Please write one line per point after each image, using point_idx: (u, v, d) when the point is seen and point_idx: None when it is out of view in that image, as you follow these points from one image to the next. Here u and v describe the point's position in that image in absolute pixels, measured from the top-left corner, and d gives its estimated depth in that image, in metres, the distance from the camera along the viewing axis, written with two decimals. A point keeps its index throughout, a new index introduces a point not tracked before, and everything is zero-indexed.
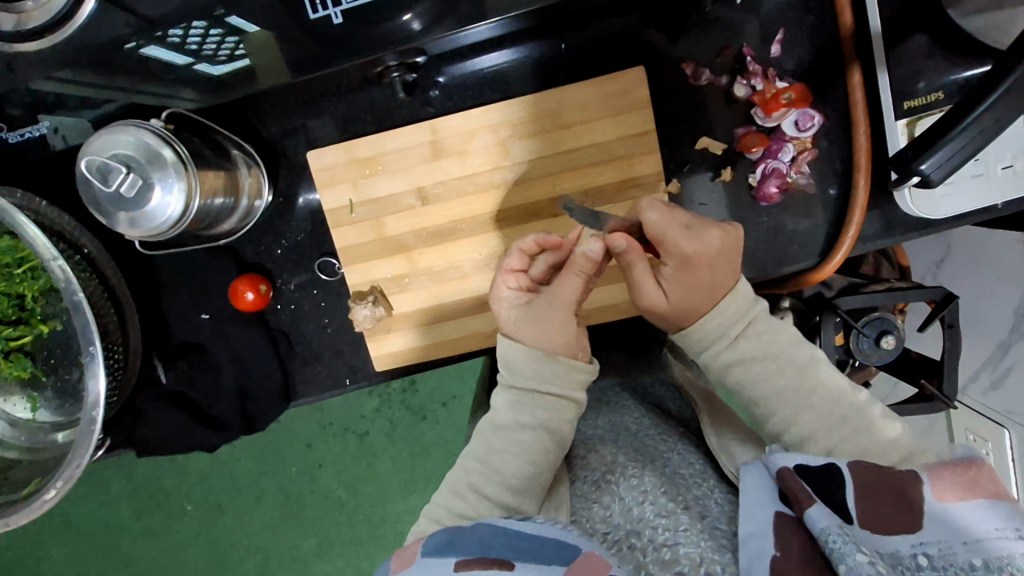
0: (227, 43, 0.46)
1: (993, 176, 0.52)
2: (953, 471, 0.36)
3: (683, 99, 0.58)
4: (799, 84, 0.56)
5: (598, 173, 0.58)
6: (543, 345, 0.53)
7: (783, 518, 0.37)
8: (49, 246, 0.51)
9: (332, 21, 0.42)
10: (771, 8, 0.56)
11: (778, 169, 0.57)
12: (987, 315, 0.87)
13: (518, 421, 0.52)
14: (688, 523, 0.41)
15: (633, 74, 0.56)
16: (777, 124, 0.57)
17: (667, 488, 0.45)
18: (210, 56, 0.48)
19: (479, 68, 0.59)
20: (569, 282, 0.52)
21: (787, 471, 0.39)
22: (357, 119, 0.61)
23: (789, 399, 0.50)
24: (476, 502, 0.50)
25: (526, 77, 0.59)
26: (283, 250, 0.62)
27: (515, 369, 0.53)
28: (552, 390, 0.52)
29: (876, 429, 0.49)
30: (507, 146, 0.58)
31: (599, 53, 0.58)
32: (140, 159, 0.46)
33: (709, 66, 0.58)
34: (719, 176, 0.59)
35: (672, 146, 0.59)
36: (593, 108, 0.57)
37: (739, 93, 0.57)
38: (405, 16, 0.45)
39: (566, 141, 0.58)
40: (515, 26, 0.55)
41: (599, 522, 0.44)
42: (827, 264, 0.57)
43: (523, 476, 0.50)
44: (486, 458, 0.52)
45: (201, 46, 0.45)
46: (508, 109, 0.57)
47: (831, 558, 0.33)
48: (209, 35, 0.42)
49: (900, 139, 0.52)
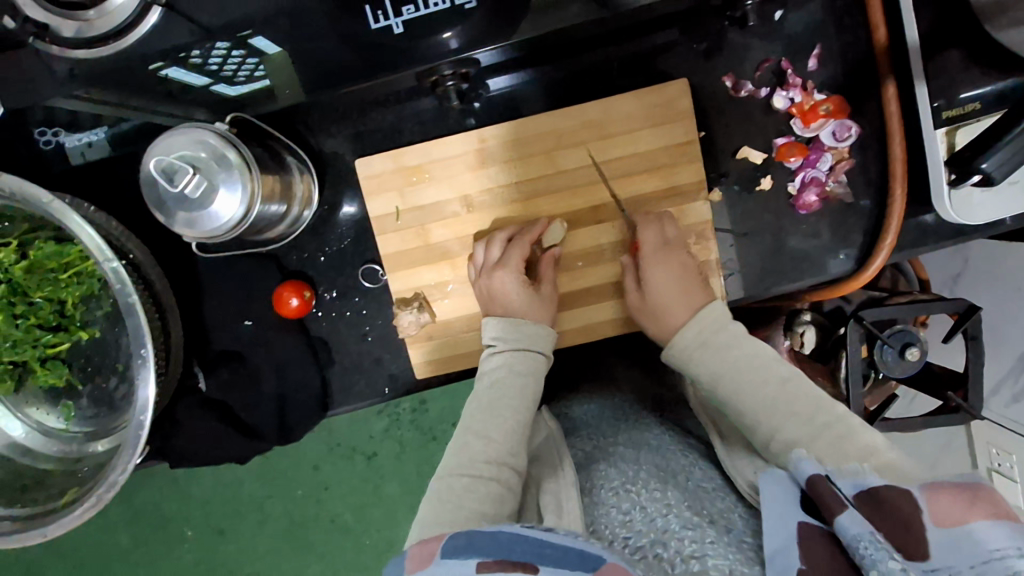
0: (246, 65, 0.49)
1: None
2: (953, 490, 0.33)
3: (724, 111, 0.60)
4: (836, 97, 0.58)
5: (642, 181, 0.60)
6: (523, 313, 0.58)
7: (808, 528, 0.34)
8: (103, 248, 0.50)
9: (393, 31, 0.43)
10: (811, 24, 0.58)
11: (817, 177, 0.59)
12: (1007, 328, 0.88)
13: (509, 371, 0.56)
14: (714, 536, 0.40)
15: (678, 86, 0.58)
16: (814, 134, 0.59)
17: (690, 503, 0.43)
18: (229, 77, 0.50)
19: (497, 89, 0.60)
20: (546, 273, 0.60)
21: (816, 475, 0.36)
22: (404, 129, 0.62)
23: (770, 409, 0.49)
24: (484, 446, 0.51)
25: (572, 88, 0.61)
26: (325, 258, 0.63)
27: (509, 335, 0.57)
28: (538, 348, 0.58)
29: (858, 436, 0.44)
30: (557, 154, 0.59)
31: (645, 66, 0.60)
32: (206, 160, 0.46)
33: (749, 78, 0.59)
34: (757, 186, 0.60)
35: (714, 156, 0.61)
36: (639, 117, 0.58)
37: (778, 105, 0.59)
38: (445, 34, 0.45)
39: (610, 150, 0.59)
40: (510, 56, 0.55)
41: (620, 527, 0.42)
42: (865, 270, 0.58)
43: (520, 422, 0.53)
44: (489, 407, 0.53)
45: (221, 66, 0.48)
46: (556, 119, 0.59)
47: (861, 565, 0.30)
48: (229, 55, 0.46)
49: (941, 150, 0.53)
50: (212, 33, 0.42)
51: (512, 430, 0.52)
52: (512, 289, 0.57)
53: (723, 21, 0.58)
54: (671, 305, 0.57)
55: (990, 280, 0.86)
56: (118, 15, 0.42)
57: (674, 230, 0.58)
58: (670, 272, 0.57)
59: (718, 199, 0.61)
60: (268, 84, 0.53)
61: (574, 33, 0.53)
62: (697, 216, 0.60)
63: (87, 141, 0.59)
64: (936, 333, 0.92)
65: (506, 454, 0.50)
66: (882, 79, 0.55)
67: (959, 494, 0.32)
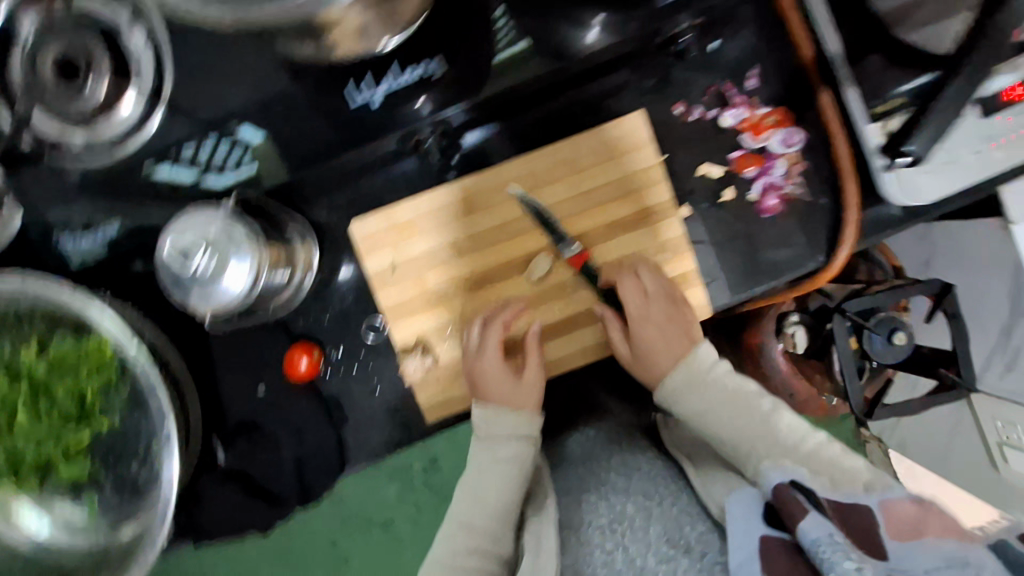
0: (232, 149, 0.51)
1: (946, 170, 0.59)
2: (902, 508, 0.43)
3: (680, 135, 0.65)
4: (779, 109, 0.64)
5: (616, 207, 0.64)
6: (508, 403, 0.62)
7: (768, 541, 0.44)
8: (140, 355, 0.56)
9: (371, 106, 0.49)
10: (748, 47, 0.64)
11: (774, 182, 0.64)
12: (984, 302, 0.92)
13: (496, 454, 0.63)
14: (687, 566, 0.52)
15: (635, 119, 0.63)
16: (765, 144, 0.64)
17: (669, 536, 0.54)
18: (217, 167, 0.53)
19: (474, 141, 0.66)
20: (532, 365, 0.62)
21: (783, 490, 0.45)
22: (392, 191, 0.66)
23: (741, 436, 0.58)
24: (466, 535, 0.60)
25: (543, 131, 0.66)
26: (330, 319, 0.65)
27: (491, 424, 0.63)
28: (523, 433, 0.63)
29: (817, 452, 0.55)
30: (536, 193, 0.64)
31: (605, 105, 0.66)
32: (218, 239, 0.51)
33: (698, 102, 0.65)
34: (722, 198, 0.65)
35: (679, 175, 0.65)
36: (606, 150, 0.64)
37: (728, 122, 0.65)
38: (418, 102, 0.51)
39: (583, 183, 0.64)
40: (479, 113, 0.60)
41: (604, 566, 0.54)
42: (833, 264, 0.62)
43: (501, 501, 0.61)
44: (472, 490, 0.62)
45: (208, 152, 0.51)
46: (530, 162, 0.64)
47: (820, 565, 0.38)
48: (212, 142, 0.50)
49: (874, 138, 0.58)
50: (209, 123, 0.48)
51: (496, 511, 0.61)
52: (496, 371, 0.61)
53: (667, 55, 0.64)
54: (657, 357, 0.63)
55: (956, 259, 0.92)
56: (122, 121, 0.49)
57: (654, 282, 0.62)
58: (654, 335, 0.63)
59: (689, 214, 0.65)
60: (256, 170, 0.55)
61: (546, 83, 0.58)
62: (671, 234, 0.63)
63: (100, 239, 0.59)
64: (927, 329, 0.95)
65: (490, 540, 0.59)
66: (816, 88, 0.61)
67: (916, 510, 0.42)
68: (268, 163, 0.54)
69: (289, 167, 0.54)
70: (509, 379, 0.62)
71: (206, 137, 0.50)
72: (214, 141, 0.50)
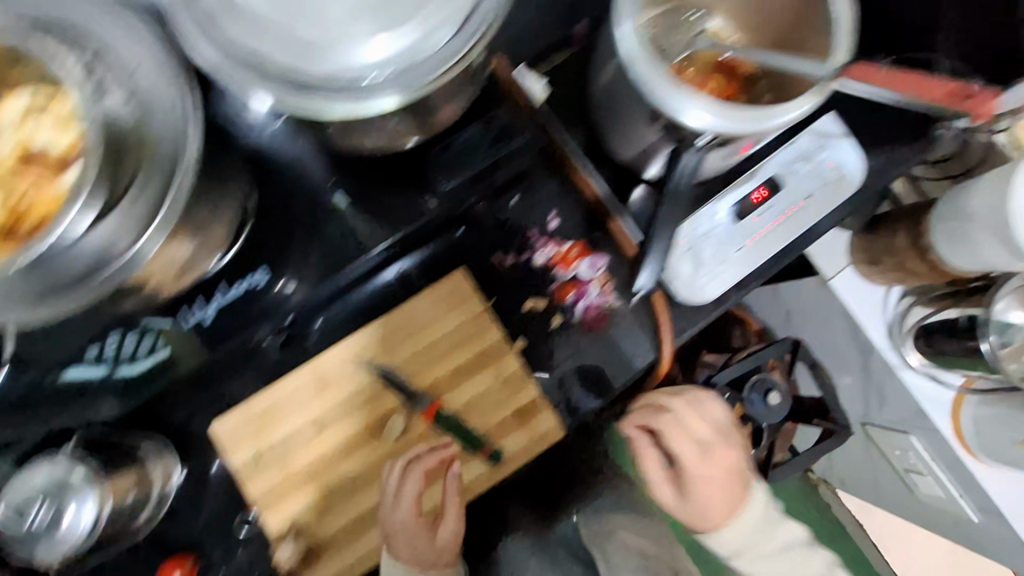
0: (143, 337, 0.58)
1: (719, 273, 0.68)
2: None
3: (506, 280, 0.73)
4: (580, 241, 0.73)
5: (459, 355, 0.70)
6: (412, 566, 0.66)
7: None
8: None
9: (201, 324, 0.60)
10: (551, 195, 0.73)
11: (590, 304, 0.72)
12: (841, 349, 1.01)
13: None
14: None
15: (457, 275, 0.70)
16: (576, 273, 0.73)
17: None
18: (127, 359, 0.59)
19: (385, 278, 0.71)
20: (451, 514, 0.68)
21: None
22: (250, 385, 0.70)
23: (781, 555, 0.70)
24: None
25: (385, 298, 0.72)
26: (204, 521, 0.68)
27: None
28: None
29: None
30: (382, 361, 0.69)
31: (437, 264, 0.72)
32: (55, 485, 0.57)
33: (511, 250, 0.73)
34: (552, 323, 0.73)
35: (511, 314, 0.72)
36: (439, 308, 0.70)
37: (542, 261, 0.73)
38: (281, 284, 0.61)
39: (424, 340, 0.70)
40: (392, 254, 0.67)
41: None
42: (663, 356, 0.70)
43: None
44: None
45: (123, 343, 0.58)
46: (371, 333, 0.69)
47: None
48: (126, 335, 0.58)
49: (636, 233, 0.68)
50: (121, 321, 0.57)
51: None
52: (408, 524, 0.66)
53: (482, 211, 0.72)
54: (705, 512, 0.69)
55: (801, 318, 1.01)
56: None
57: (716, 415, 0.73)
58: (702, 490, 0.69)
59: (524, 345, 0.72)
60: (170, 352, 0.60)
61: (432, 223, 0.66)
62: (510, 369, 0.70)
63: None
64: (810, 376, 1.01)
65: None
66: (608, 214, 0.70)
67: None
68: (182, 348, 0.59)
69: (202, 355, 0.60)
70: (423, 532, 0.67)
71: (119, 331, 0.58)
72: (124, 334, 0.58)
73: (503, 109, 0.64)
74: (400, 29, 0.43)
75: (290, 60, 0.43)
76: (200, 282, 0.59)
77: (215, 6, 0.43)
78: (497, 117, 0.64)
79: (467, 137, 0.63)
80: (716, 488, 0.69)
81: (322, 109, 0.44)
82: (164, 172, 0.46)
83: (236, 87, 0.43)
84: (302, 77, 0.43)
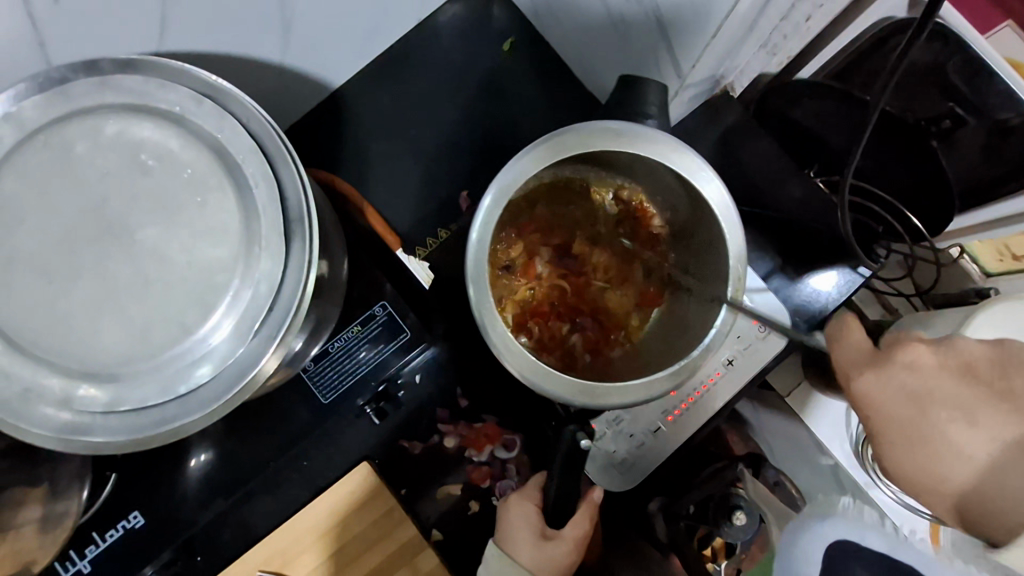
0: (89, 549, 0.58)
1: (635, 466, 0.63)
2: None
3: (420, 467, 0.67)
4: (491, 422, 0.68)
5: (371, 555, 0.64)
6: (528, 564, 0.58)
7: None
8: None
9: (84, 569, 0.58)
10: (459, 368, 0.66)
11: (508, 486, 0.68)
12: None
13: None
14: None
15: (362, 467, 0.64)
16: (488, 455, 0.68)
17: None
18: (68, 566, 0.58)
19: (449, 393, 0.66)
20: (577, 522, 0.62)
21: None
22: None
23: None
24: None
25: (288, 499, 0.64)
26: None
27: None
28: None
29: None
30: (288, 569, 0.63)
31: (343, 458, 0.65)
32: None
33: (418, 435, 0.67)
34: (470, 510, 0.68)
35: (426, 503, 0.68)
36: (342, 506, 0.64)
37: (451, 444, 0.67)
38: (194, 463, 0.61)
39: (332, 543, 0.64)
40: (396, 364, 0.63)
41: None
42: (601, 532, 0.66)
43: None
44: None
45: (71, 554, 0.58)
46: (274, 542, 0.63)
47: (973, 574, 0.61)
48: (76, 547, 0.58)
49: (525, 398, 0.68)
50: (71, 528, 0.57)
51: None
52: (526, 525, 0.60)
53: (384, 398, 0.64)
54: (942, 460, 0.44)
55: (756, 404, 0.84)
56: None
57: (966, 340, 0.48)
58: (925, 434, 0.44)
59: (439, 535, 0.68)
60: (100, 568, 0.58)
61: (402, 367, 0.64)
62: (427, 566, 0.64)
63: None
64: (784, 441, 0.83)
65: None
66: (508, 387, 0.68)
67: None
68: (116, 561, 0.59)
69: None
70: (542, 532, 0.60)
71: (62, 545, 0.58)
72: (69, 548, 0.58)
73: (382, 305, 0.62)
74: (194, 331, 0.40)
75: (87, 390, 0.39)
76: (75, 533, 0.58)
77: None
78: (375, 315, 0.62)
79: (343, 342, 0.62)
80: (947, 411, 0.43)
81: (140, 432, 0.40)
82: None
83: (27, 433, 0.39)
84: (105, 405, 0.39)
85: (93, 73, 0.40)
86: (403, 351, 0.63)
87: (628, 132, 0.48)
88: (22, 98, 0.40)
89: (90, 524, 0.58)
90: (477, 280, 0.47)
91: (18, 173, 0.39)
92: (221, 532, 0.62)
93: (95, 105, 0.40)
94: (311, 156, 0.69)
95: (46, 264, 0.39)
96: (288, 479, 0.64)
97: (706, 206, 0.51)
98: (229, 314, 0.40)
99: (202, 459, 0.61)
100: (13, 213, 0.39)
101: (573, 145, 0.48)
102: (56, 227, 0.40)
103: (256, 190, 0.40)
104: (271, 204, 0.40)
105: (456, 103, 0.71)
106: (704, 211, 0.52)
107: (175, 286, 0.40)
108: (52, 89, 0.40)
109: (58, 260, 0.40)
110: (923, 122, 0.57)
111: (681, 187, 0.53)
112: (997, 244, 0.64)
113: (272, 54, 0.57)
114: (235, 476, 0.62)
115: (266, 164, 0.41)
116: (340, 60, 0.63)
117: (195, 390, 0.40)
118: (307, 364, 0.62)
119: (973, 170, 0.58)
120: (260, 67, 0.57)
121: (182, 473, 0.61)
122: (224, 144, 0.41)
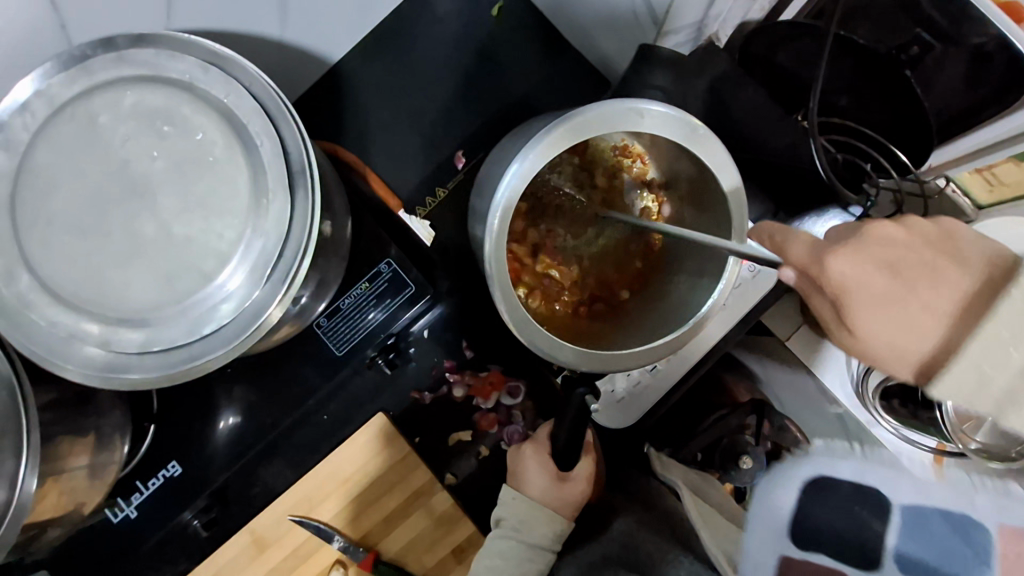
0: (134, 498, 0.64)
1: (631, 403, 0.67)
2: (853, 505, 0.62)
3: (427, 418, 0.73)
4: (496, 370, 0.73)
5: (390, 498, 0.70)
6: (538, 498, 0.64)
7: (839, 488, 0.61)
8: None
9: (131, 515, 0.64)
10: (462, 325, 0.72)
11: (515, 429, 0.74)
12: None
13: (525, 540, 0.62)
14: None
15: (376, 420, 0.69)
16: (495, 401, 0.74)
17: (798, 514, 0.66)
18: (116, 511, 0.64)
19: (453, 342, 0.72)
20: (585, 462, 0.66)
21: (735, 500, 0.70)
22: (175, 555, 0.67)
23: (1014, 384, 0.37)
24: None
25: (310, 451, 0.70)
26: None
27: (512, 516, 0.63)
28: (536, 536, 0.63)
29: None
30: (313, 514, 0.69)
31: (358, 413, 0.70)
32: None
33: (427, 386, 0.72)
34: (478, 454, 0.73)
35: (438, 450, 0.73)
36: (360, 457, 0.69)
37: (460, 393, 0.73)
38: (224, 419, 0.66)
39: (350, 490, 0.70)
40: (404, 316, 0.68)
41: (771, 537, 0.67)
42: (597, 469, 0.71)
43: None
44: None
45: (118, 501, 0.64)
46: (300, 489, 0.69)
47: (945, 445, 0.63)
48: (122, 495, 0.64)
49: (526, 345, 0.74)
50: (119, 478, 0.63)
51: None
52: (537, 468, 0.64)
53: (393, 352, 0.69)
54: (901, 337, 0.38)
55: (757, 357, 0.80)
56: None
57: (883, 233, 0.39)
58: (873, 303, 0.38)
59: (452, 480, 0.73)
60: (147, 511, 0.65)
61: (407, 323, 0.68)
62: (440, 506, 0.71)
63: None
64: (796, 394, 0.76)
65: None
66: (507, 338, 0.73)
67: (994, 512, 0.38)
68: (159, 508, 0.65)
69: (164, 519, 0.65)
70: (551, 472, 0.64)
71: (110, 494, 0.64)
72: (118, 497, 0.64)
73: (387, 262, 0.66)
74: (213, 280, 0.44)
75: (123, 333, 0.44)
76: (120, 483, 0.64)
77: (27, 295, 0.44)
78: (381, 272, 0.66)
79: (353, 299, 0.65)
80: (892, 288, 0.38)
81: (169, 372, 0.45)
82: (15, 434, 0.46)
83: (71, 376, 0.44)
84: (138, 346, 0.44)
85: (110, 49, 0.45)
86: (407, 307, 0.67)
87: (648, 113, 0.49)
88: (49, 77, 0.44)
89: (132, 475, 0.64)
90: (496, 243, 0.50)
91: (49, 143, 0.44)
92: (251, 480, 0.68)
93: (113, 79, 0.44)
94: (313, 128, 0.73)
95: (78, 224, 0.44)
96: (309, 430, 0.69)
97: (711, 181, 0.53)
98: (243, 264, 0.44)
99: (231, 421, 0.66)
100: (47, 179, 0.44)
101: (597, 125, 0.49)
102: (84, 190, 0.44)
103: (262, 148, 0.44)
104: (276, 160, 0.44)
105: (450, 70, 0.73)
106: (710, 182, 0.54)
107: (193, 239, 0.44)
108: (75, 66, 0.44)
109: (89, 218, 0.44)
110: (894, 52, 0.60)
111: (684, 156, 0.54)
112: (987, 177, 0.62)
113: (272, 28, 0.60)
114: (260, 430, 0.66)
115: (270, 123, 0.44)
116: (335, 33, 0.66)
117: (217, 331, 0.45)
118: (321, 320, 0.65)
119: (954, 99, 0.60)
120: (261, 41, 0.61)
121: (212, 428, 0.66)
122: (230, 106, 0.44)
